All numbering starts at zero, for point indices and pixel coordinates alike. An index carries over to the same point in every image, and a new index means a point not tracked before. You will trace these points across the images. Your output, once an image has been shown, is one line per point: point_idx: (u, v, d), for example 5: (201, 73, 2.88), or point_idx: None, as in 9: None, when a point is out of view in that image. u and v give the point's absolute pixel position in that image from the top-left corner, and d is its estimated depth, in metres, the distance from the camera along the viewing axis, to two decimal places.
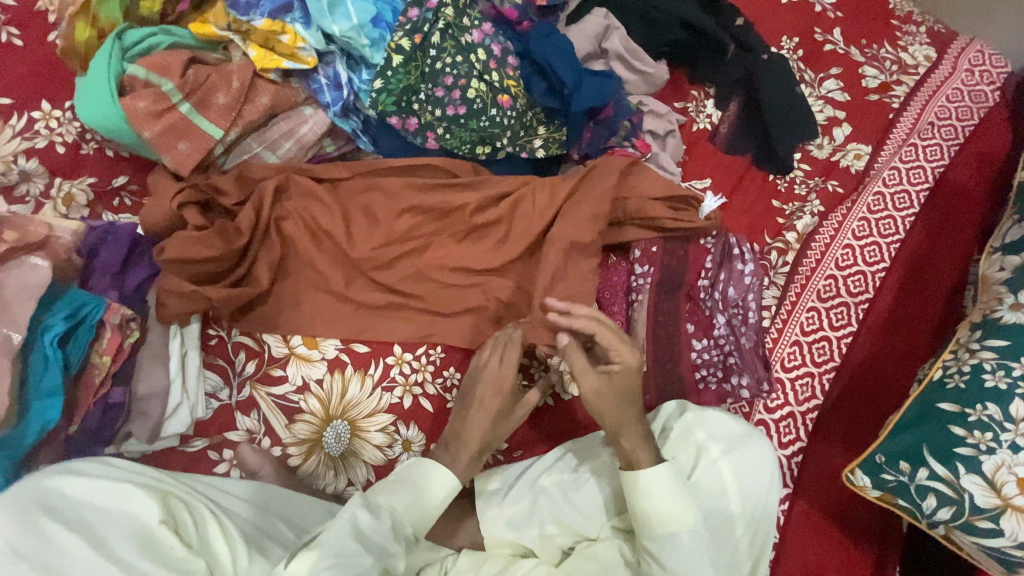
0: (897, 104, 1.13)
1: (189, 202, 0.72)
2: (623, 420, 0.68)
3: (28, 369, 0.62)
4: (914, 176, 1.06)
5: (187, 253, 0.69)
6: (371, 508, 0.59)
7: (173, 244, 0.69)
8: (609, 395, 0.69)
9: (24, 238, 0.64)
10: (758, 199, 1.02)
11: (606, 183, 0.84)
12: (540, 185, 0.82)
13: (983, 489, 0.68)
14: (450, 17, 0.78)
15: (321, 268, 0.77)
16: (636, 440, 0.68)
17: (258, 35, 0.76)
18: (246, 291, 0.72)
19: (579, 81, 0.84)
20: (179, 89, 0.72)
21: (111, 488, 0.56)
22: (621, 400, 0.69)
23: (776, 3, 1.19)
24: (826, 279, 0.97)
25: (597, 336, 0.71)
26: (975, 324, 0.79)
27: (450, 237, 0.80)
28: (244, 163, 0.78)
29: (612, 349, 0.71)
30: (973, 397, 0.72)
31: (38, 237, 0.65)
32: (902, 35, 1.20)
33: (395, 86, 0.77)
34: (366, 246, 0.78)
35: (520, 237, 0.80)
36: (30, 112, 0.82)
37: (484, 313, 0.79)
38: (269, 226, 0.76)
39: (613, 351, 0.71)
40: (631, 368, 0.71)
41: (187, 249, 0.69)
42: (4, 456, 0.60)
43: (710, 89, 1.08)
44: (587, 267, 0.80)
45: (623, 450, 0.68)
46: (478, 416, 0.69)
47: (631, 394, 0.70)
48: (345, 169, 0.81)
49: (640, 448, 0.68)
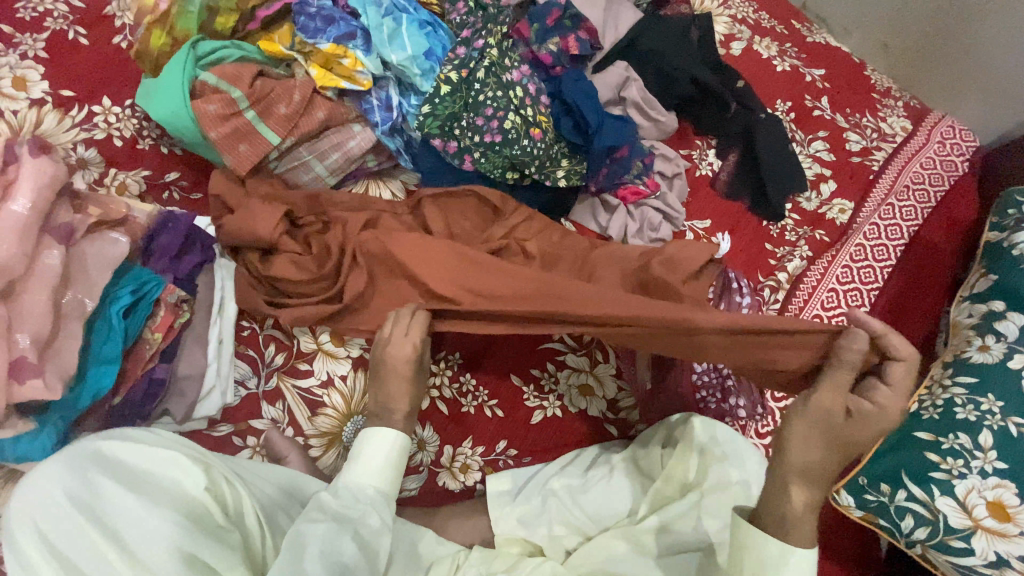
0: (877, 166, 1.25)
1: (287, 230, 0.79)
2: (820, 472, 0.60)
3: (92, 336, 0.66)
4: (892, 232, 1.17)
5: (284, 273, 0.77)
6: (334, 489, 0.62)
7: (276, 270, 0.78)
8: (824, 432, 0.59)
9: (107, 215, 0.73)
10: (753, 241, 1.12)
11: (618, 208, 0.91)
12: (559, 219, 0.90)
13: (956, 511, 0.74)
14: (494, 57, 0.88)
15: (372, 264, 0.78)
16: (804, 501, 0.60)
17: (320, 56, 0.85)
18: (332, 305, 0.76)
19: (603, 123, 0.93)
20: (247, 97, 0.79)
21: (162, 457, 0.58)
22: (833, 453, 0.59)
23: (772, 71, 1.34)
24: (813, 318, 1.05)
25: (909, 362, 0.59)
26: (947, 362, 0.87)
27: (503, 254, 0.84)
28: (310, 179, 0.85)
29: (886, 386, 0.60)
30: (946, 427, 0.79)
31: (119, 215, 0.73)
32: (882, 107, 1.35)
33: (441, 113, 0.85)
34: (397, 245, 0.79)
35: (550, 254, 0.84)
36: (92, 106, 0.88)
37: None
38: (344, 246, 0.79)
39: (885, 390, 0.59)
40: (884, 426, 0.59)
41: (285, 271, 0.77)
42: (58, 416, 0.64)
43: (712, 141, 1.19)
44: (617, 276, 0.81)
45: (789, 499, 0.60)
46: (393, 380, 0.68)
47: (857, 451, 0.60)
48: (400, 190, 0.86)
49: (811, 513, 0.60)
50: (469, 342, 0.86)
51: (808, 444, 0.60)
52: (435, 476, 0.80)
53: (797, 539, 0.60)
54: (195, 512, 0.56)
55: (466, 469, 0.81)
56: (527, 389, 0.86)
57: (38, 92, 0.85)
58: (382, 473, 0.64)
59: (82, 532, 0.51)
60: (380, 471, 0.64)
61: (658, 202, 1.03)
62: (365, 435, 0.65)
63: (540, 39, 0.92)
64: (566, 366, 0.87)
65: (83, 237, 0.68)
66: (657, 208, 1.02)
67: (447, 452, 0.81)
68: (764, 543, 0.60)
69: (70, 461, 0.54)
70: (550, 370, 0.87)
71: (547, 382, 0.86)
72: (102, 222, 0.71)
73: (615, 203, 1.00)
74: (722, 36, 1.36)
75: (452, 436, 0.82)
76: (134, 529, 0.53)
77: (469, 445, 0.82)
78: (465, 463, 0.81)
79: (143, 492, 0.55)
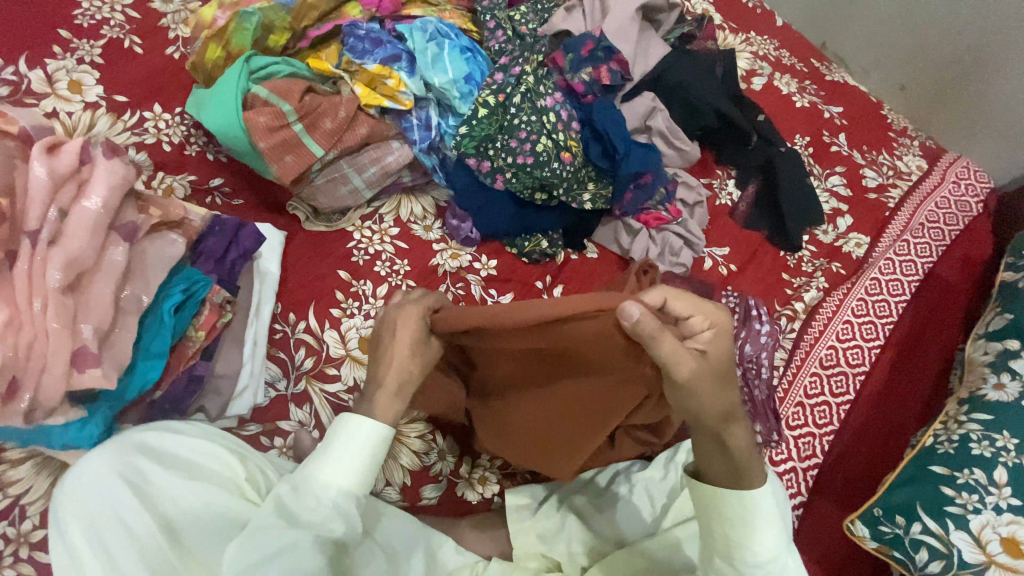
0: (893, 204, 1.28)
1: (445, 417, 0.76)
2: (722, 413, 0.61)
3: (143, 330, 0.69)
4: (907, 268, 1.19)
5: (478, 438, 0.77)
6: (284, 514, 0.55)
7: (382, 395, 0.60)
8: (711, 375, 0.61)
9: (167, 216, 0.73)
10: (770, 271, 1.14)
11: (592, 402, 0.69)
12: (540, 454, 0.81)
13: (970, 545, 0.78)
14: (530, 83, 0.92)
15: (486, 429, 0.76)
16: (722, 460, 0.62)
17: (366, 75, 0.89)
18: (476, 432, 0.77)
19: (629, 150, 0.97)
20: (296, 111, 0.84)
21: (210, 452, 0.64)
22: (717, 384, 0.61)
23: (792, 106, 1.38)
24: (828, 348, 1.06)
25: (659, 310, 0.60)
26: (963, 399, 0.92)
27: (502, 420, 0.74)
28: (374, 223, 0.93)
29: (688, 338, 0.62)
30: (962, 462, 0.84)
31: (177, 217, 0.74)
32: (898, 146, 1.39)
33: (478, 134, 0.90)
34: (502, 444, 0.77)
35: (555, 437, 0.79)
36: (143, 112, 0.92)
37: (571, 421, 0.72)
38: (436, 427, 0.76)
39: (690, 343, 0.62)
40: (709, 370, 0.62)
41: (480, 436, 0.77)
42: (105, 405, 0.66)
43: (731, 172, 1.23)
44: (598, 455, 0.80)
45: (737, 465, 0.62)
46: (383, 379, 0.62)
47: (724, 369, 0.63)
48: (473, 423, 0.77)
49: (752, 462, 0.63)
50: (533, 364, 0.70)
51: (714, 398, 0.61)
52: (454, 486, 0.82)
53: (750, 482, 0.62)
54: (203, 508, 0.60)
55: (484, 481, 0.83)
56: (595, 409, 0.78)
57: (92, 95, 0.91)
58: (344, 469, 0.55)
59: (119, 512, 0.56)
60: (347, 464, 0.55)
61: (679, 228, 1.05)
62: (335, 429, 0.56)
63: (573, 68, 0.97)
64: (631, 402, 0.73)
65: (145, 236, 0.70)
66: (678, 233, 1.06)
67: (466, 464, 0.83)
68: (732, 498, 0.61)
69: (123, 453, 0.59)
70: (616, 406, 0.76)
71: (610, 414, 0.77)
72: (161, 223, 0.73)
73: (638, 227, 1.03)
74: (743, 71, 1.40)
75: (472, 447, 0.84)
76: (123, 545, 0.54)
77: (486, 457, 0.84)
78: (483, 475, 0.84)
79: (195, 480, 0.62)
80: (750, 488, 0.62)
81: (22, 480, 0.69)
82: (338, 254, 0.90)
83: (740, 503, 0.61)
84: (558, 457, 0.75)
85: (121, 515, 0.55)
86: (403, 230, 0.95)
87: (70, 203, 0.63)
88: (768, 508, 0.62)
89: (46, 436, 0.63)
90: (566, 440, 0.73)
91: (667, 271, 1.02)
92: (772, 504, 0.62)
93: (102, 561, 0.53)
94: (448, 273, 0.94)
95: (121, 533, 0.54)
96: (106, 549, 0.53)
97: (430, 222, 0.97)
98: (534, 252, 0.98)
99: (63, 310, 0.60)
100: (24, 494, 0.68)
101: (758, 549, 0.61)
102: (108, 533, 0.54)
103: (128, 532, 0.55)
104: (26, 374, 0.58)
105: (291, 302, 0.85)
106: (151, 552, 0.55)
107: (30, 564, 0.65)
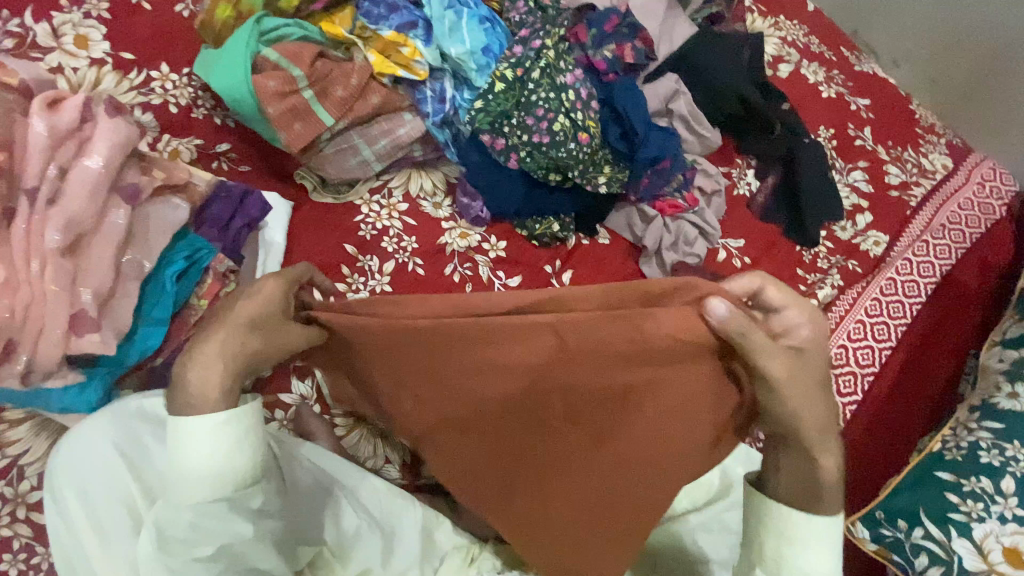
0: (914, 203, 1.25)
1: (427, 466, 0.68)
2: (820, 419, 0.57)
3: (144, 297, 0.68)
4: (924, 269, 1.16)
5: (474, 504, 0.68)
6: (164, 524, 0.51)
7: (218, 374, 0.52)
8: (810, 377, 0.57)
9: (171, 180, 0.71)
10: (785, 265, 1.11)
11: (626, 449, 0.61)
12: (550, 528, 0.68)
13: (972, 553, 0.76)
14: (550, 58, 0.88)
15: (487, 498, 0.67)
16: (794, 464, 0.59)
17: (380, 42, 0.86)
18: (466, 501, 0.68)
19: (649, 132, 0.94)
20: (307, 77, 0.81)
21: None
22: (814, 381, 0.57)
23: (818, 96, 1.33)
24: (838, 348, 1.04)
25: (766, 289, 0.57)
26: (974, 406, 0.90)
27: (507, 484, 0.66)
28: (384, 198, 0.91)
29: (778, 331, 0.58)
30: (968, 470, 0.82)
31: (181, 180, 0.72)
32: (924, 143, 1.34)
33: (493, 109, 0.88)
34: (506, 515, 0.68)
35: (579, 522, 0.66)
36: (150, 71, 0.89)
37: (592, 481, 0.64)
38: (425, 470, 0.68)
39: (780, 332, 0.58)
40: (807, 363, 0.57)
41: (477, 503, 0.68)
42: (105, 371, 0.64)
43: (751, 161, 1.19)
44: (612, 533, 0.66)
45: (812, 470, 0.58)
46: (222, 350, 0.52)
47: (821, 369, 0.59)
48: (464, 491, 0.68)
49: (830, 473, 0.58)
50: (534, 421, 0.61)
51: (809, 398, 0.57)
52: None
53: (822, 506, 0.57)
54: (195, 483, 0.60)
55: None
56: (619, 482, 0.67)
57: (98, 51, 0.87)
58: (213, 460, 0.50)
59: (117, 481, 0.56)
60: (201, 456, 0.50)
61: (696, 217, 1.03)
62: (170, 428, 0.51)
63: (596, 44, 0.93)
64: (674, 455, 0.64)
65: (147, 200, 0.69)
66: (694, 222, 1.03)
67: None
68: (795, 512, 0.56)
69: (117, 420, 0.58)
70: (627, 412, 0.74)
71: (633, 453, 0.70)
72: (163, 186, 0.70)
73: (652, 214, 1.01)
74: (770, 57, 1.35)
75: None
76: (118, 518, 0.55)
77: None
78: None
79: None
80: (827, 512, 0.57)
81: (21, 441, 0.68)
82: (345, 227, 0.88)
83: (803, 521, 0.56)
84: (622, 512, 0.64)
85: (117, 487, 0.55)
86: (412, 206, 0.93)
87: (70, 161, 0.61)
88: (826, 533, 0.56)
89: (43, 399, 0.61)
90: (625, 489, 0.63)
91: (680, 262, 1.00)
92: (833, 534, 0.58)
93: (99, 530, 0.54)
94: (456, 252, 0.92)
95: (118, 503, 0.55)
96: (101, 521, 0.54)
97: (440, 198, 0.95)
98: (545, 234, 0.96)
99: (62, 273, 0.59)
100: (22, 455, 0.68)
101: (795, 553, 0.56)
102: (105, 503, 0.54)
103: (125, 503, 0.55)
104: (23, 335, 0.58)
105: None
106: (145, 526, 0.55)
107: (28, 524, 0.65)
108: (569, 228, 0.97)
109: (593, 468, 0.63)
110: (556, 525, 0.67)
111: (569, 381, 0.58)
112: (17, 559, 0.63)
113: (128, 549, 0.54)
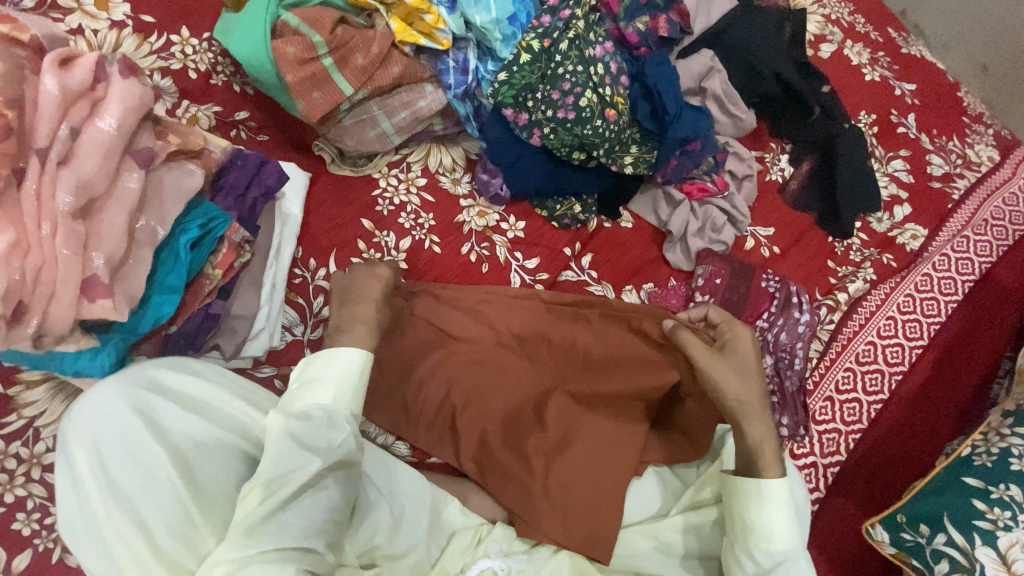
0: (957, 196, 1.18)
1: (436, 430, 0.79)
2: (751, 403, 0.69)
3: (158, 264, 0.67)
4: (963, 267, 1.10)
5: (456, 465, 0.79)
6: (299, 416, 0.58)
7: (353, 333, 0.65)
8: (733, 369, 0.71)
9: (186, 145, 0.71)
10: (815, 256, 1.07)
11: (583, 421, 0.79)
12: (521, 490, 0.75)
13: (995, 563, 0.73)
14: (579, 29, 0.85)
15: (463, 453, 0.78)
16: (752, 438, 0.68)
17: (402, 9, 0.82)
18: (451, 457, 0.78)
19: (681, 112, 0.90)
20: (327, 43, 0.78)
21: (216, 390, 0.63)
22: (741, 376, 0.71)
23: (860, 79, 1.26)
24: (866, 344, 1.00)
25: (711, 313, 0.78)
26: (1008, 411, 0.86)
27: (482, 443, 0.78)
28: (401, 173, 0.90)
29: (721, 334, 0.76)
30: (997, 477, 0.79)
31: (198, 146, 0.72)
32: (970, 133, 1.26)
33: (517, 82, 0.83)
34: (478, 475, 0.78)
35: (556, 483, 0.75)
36: (170, 35, 0.86)
37: (549, 448, 0.77)
38: (428, 438, 0.79)
39: (723, 332, 0.75)
40: (743, 363, 0.72)
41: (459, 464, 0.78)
42: (119, 338, 0.65)
43: (786, 146, 1.14)
44: (593, 493, 0.75)
45: (755, 450, 0.68)
46: (356, 307, 0.68)
47: (754, 368, 0.72)
48: (451, 447, 0.79)
49: (770, 454, 0.68)
50: (515, 387, 0.80)
51: (737, 381, 0.70)
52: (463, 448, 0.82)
53: (767, 470, 0.67)
54: (207, 450, 0.60)
55: None
56: (586, 450, 0.77)
57: (119, 14, 0.85)
58: (342, 390, 0.60)
59: (130, 447, 0.55)
60: (339, 385, 0.61)
61: (724, 202, 0.99)
62: (314, 359, 0.62)
63: (628, 16, 0.89)
64: (629, 427, 0.78)
65: (161, 164, 0.68)
66: (722, 208, 0.99)
67: None
68: (747, 484, 0.66)
69: (132, 384, 0.58)
70: (614, 408, 0.80)
71: (606, 440, 0.77)
72: (181, 152, 0.70)
73: (679, 198, 0.97)
74: (811, 36, 1.28)
75: None
76: (134, 481, 0.54)
77: None
78: None
79: (203, 420, 0.61)
80: (768, 478, 0.66)
81: (38, 403, 0.70)
82: (362, 201, 0.87)
83: (756, 489, 0.66)
84: (585, 490, 0.75)
85: (130, 447, 0.55)
86: (430, 181, 0.91)
87: (81, 122, 0.60)
88: (782, 502, 0.65)
89: (60, 362, 0.64)
90: (576, 466, 0.76)
91: (705, 249, 0.97)
92: (789, 500, 0.66)
93: (116, 495, 0.53)
94: (474, 231, 0.90)
95: (132, 468, 0.54)
96: (114, 481, 0.53)
97: (459, 175, 0.93)
98: (565, 216, 0.93)
99: (73, 237, 0.58)
100: (39, 417, 0.69)
101: (763, 525, 0.64)
102: (117, 469, 0.54)
103: (139, 469, 0.55)
104: (33, 299, 0.57)
105: (312, 248, 0.83)
106: (160, 491, 0.55)
107: (42, 485, 0.66)
108: (587, 209, 0.94)
109: (546, 447, 0.77)
110: (525, 496, 0.75)
111: (539, 354, 0.82)
112: (31, 519, 0.64)
113: (143, 507, 0.54)
